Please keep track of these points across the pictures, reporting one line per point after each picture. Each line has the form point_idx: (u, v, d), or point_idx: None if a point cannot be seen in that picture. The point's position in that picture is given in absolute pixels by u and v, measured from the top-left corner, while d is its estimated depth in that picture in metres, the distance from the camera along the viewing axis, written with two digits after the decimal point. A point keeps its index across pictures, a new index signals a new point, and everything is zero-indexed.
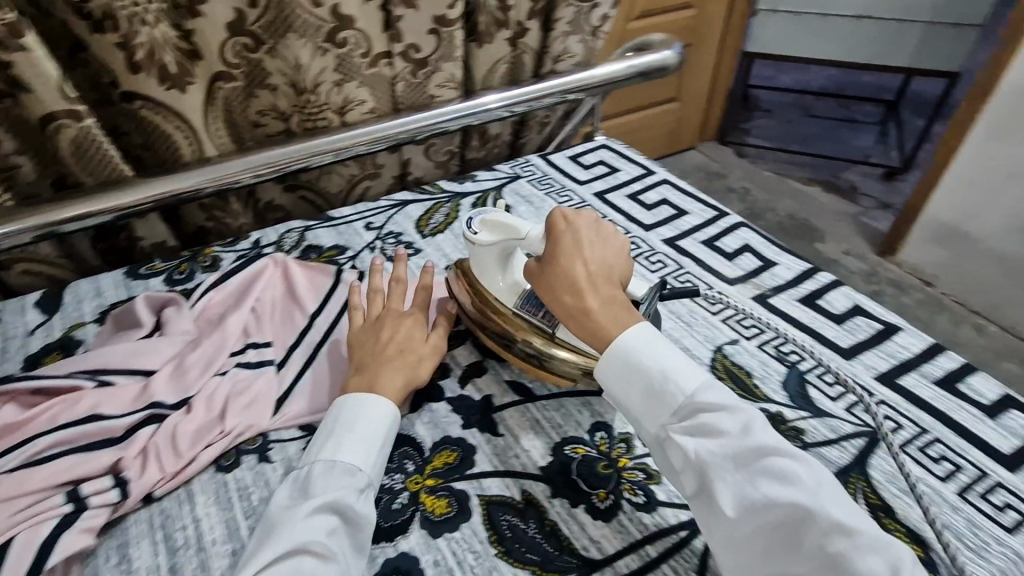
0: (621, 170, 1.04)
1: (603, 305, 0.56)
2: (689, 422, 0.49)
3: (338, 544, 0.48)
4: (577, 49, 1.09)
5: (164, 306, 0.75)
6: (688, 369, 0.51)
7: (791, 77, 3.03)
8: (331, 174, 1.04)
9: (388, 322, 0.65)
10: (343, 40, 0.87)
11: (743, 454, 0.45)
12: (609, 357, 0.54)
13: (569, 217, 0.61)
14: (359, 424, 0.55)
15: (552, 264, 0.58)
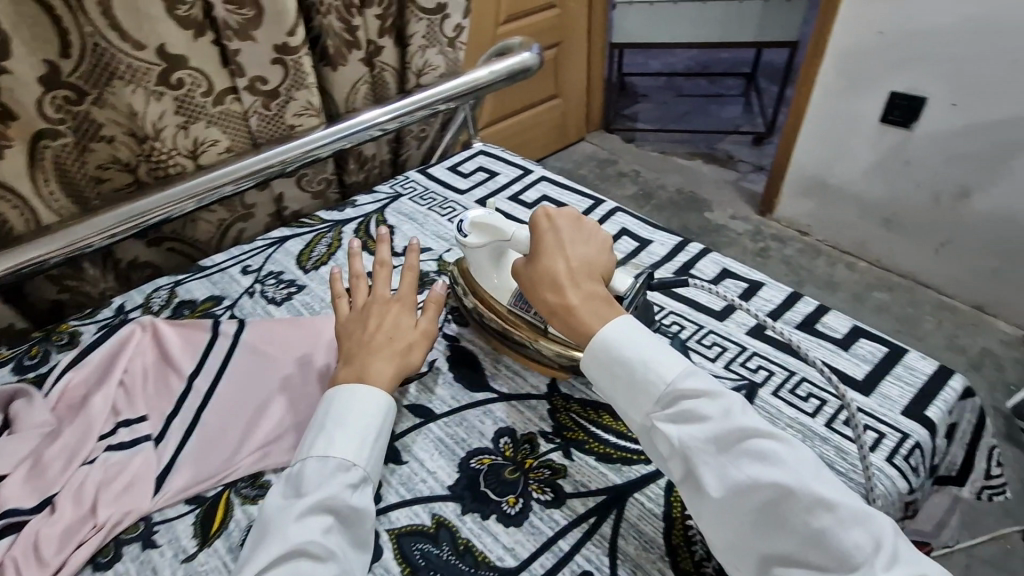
0: (500, 174, 1.05)
1: (586, 299, 0.57)
2: (672, 410, 0.50)
3: (338, 543, 0.48)
4: (437, 61, 1.09)
5: (12, 399, 0.66)
6: (670, 358, 0.52)
7: (660, 62, 3.22)
8: (197, 221, 0.97)
9: (376, 309, 0.65)
10: (179, 81, 0.82)
11: (726, 438, 0.46)
12: (596, 347, 0.54)
13: (552, 215, 0.62)
14: (352, 417, 0.54)
15: (536, 263, 0.60)
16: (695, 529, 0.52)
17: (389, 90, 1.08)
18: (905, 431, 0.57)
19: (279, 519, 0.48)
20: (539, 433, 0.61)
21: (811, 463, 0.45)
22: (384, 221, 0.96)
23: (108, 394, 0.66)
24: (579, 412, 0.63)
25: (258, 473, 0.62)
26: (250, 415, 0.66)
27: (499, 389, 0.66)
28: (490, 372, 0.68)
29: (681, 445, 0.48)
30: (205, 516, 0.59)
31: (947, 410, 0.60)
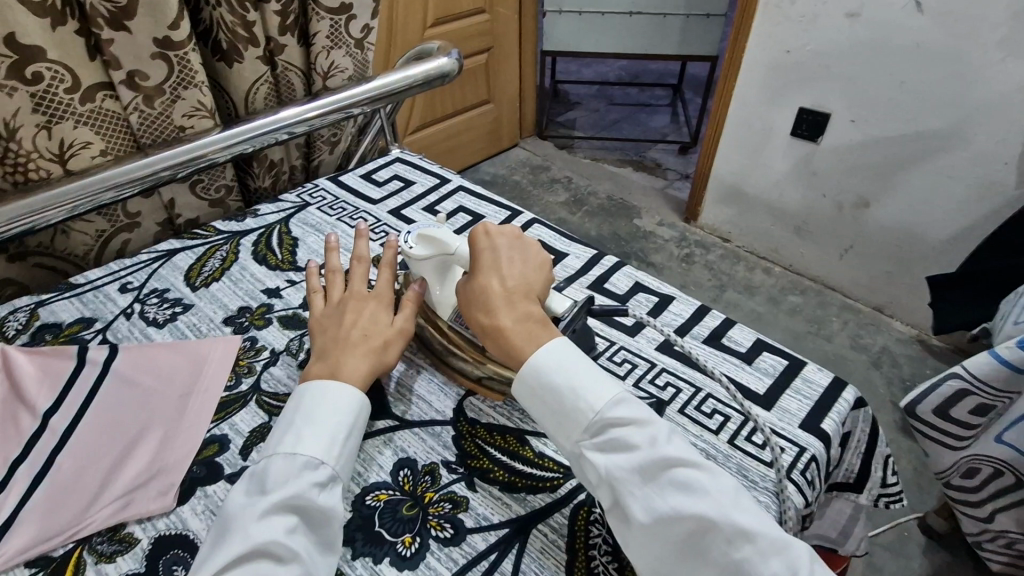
0: (416, 182, 1.01)
1: (518, 319, 0.55)
2: (600, 439, 0.48)
3: (304, 544, 0.46)
4: (347, 63, 1.03)
5: None
6: (600, 383, 0.51)
7: (592, 71, 3.29)
8: (70, 232, 0.86)
9: (353, 304, 0.63)
10: (36, 74, 0.73)
11: (651, 469, 0.45)
12: (529, 368, 0.52)
13: (491, 232, 0.61)
14: (320, 414, 0.52)
15: (471, 282, 0.58)
16: (597, 559, 0.51)
17: (295, 92, 1.02)
18: (801, 445, 0.58)
19: (239, 517, 0.46)
20: (441, 463, 0.58)
21: (733, 492, 0.45)
22: (288, 233, 0.89)
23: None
24: (484, 438, 0.60)
25: (119, 526, 0.54)
26: (112, 456, 0.58)
27: (400, 416, 0.62)
28: (393, 397, 0.64)
29: (608, 475, 0.47)
30: None
31: (840, 422, 0.62)
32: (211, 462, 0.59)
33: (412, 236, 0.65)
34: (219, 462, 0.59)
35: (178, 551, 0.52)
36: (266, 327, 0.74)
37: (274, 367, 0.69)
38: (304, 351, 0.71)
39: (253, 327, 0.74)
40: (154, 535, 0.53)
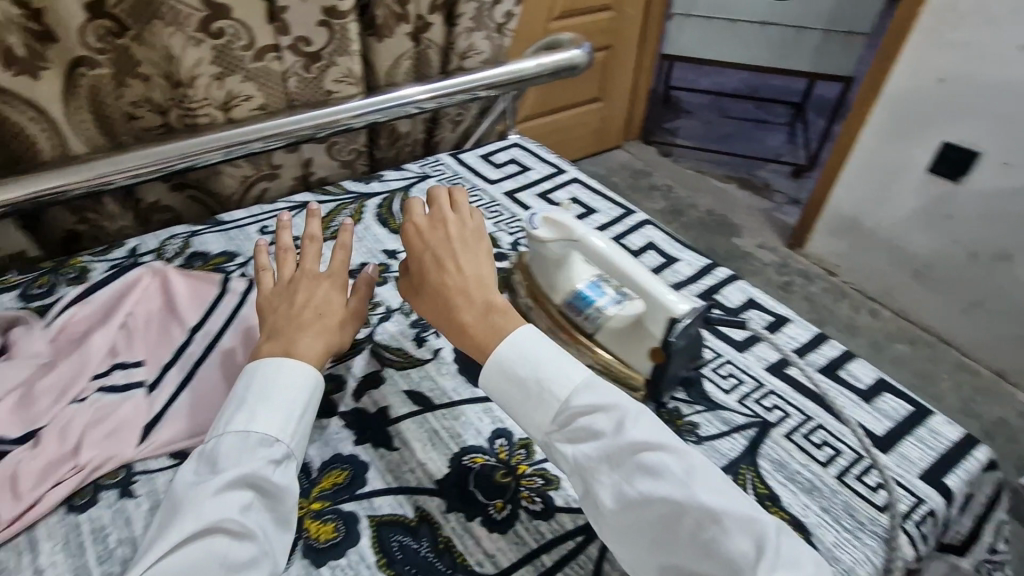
0: (532, 169, 1.02)
1: (474, 307, 0.56)
2: (567, 428, 0.49)
3: (259, 521, 0.47)
4: (484, 46, 1.07)
5: (14, 326, 0.67)
6: (562, 371, 0.51)
7: (710, 81, 3.16)
8: (222, 174, 0.94)
9: (304, 284, 0.63)
10: (220, 31, 0.79)
11: (617, 453, 0.46)
12: (489, 368, 0.53)
13: (423, 233, 0.62)
14: (275, 393, 0.51)
15: (425, 276, 0.60)
16: None
17: (432, 69, 1.05)
18: (919, 497, 0.54)
19: (192, 495, 0.46)
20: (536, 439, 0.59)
21: (701, 470, 0.45)
22: (408, 201, 0.93)
23: (102, 336, 0.65)
24: None
25: None
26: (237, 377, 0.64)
27: None
28: None
29: (578, 465, 0.48)
30: None
31: (967, 481, 0.57)
32: (331, 401, 0.62)
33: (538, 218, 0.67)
34: (334, 399, 0.62)
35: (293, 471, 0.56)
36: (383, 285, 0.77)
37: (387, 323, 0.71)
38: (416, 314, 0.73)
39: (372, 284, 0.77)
40: None
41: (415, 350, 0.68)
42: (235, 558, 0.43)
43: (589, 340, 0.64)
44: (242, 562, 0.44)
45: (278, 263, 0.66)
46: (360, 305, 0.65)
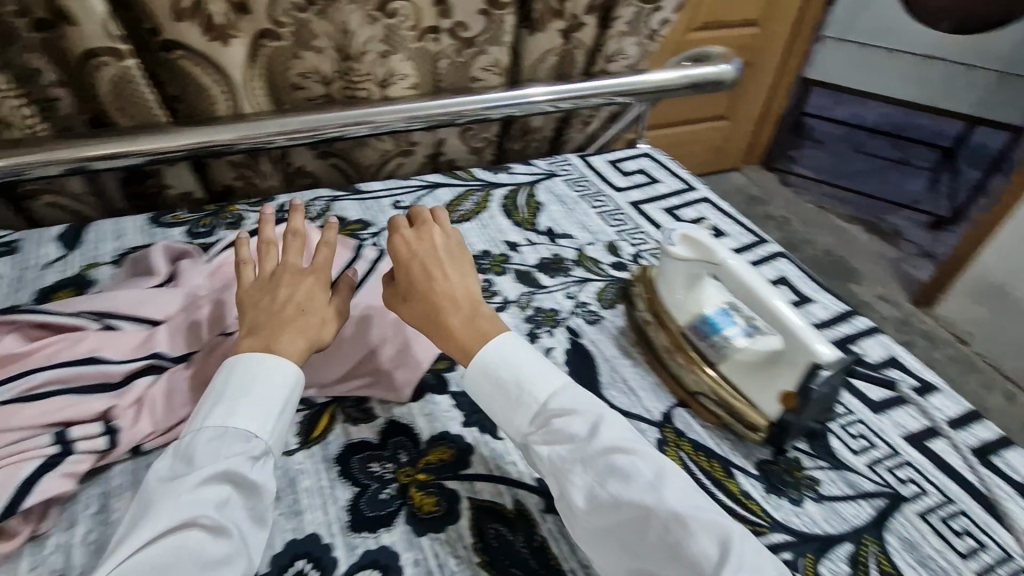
0: (661, 182, 0.99)
1: (460, 315, 0.59)
2: (543, 429, 0.52)
3: (235, 518, 0.46)
4: (632, 51, 1.05)
5: (180, 258, 0.73)
6: (543, 375, 0.55)
7: (847, 111, 2.93)
8: (365, 146, 0.99)
9: (286, 278, 0.60)
10: (395, 10, 0.83)
11: (589, 454, 0.49)
12: (474, 372, 0.56)
13: (410, 244, 0.62)
14: (254, 390, 0.50)
15: (414, 284, 0.60)
16: None
17: (574, 70, 1.05)
18: None
19: (165, 491, 0.45)
20: None
21: (672, 475, 0.48)
22: (534, 196, 0.93)
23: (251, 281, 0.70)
24: (689, 455, 0.58)
25: (363, 399, 0.62)
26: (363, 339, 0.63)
27: (609, 399, 0.63)
28: (605, 379, 0.65)
29: (555, 465, 0.50)
30: (309, 421, 0.59)
31: None
32: (441, 375, 0.65)
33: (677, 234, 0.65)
34: (446, 376, 0.64)
35: (401, 439, 0.58)
36: (502, 275, 0.78)
37: (503, 314, 0.72)
38: (532, 308, 0.74)
39: (491, 272, 0.79)
40: (388, 418, 0.60)
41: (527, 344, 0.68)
42: (210, 554, 0.42)
43: (710, 369, 0.61)
44: (218, 557, 0.43)
45: (260, 256, 0.62)
46: (339, 303, 0.61)
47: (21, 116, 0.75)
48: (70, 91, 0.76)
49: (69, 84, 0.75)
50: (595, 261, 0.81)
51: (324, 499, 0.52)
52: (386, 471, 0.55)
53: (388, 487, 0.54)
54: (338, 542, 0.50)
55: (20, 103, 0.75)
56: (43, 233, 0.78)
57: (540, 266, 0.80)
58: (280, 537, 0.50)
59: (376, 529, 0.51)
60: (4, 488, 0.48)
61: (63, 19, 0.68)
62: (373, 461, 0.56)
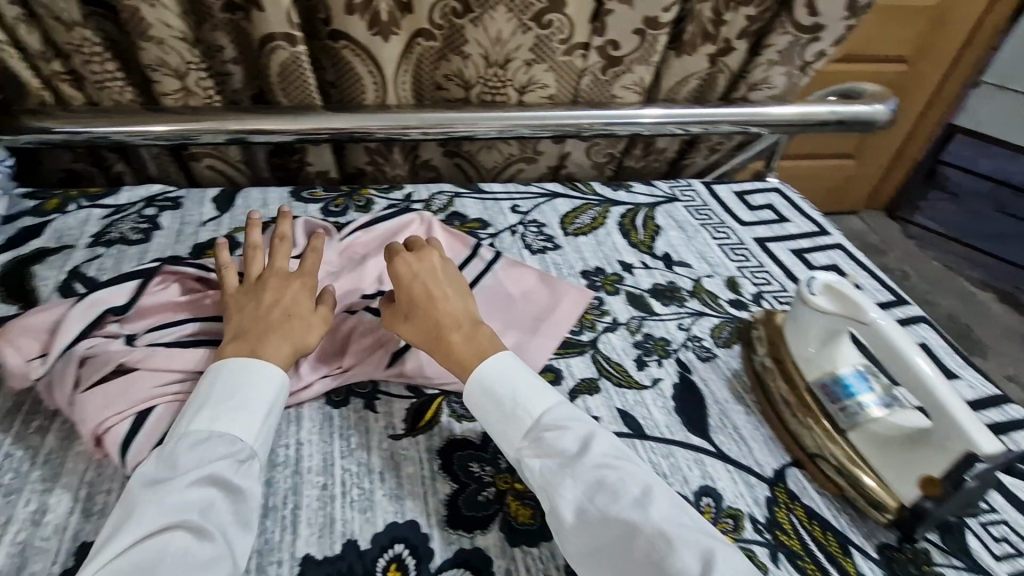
0: (791, 222, 0.95)
1: (459, 330, 0.59)
2: (535, 442, 0.52)
3: (222, 519, 0.45)
4: (778, 81, 1.01)
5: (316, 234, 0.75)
6: (536, 392, 0.55)
7: (993, 165, 2.63)
8: (491, 149, 1.02)
9: (273, 284, 0.60)
10: (549, 22, 0.84)
11: (579, 466, 0.49)
12: (472, 388, 0.56)
13: (412, 261, 0.62)
14: (240, 391, 0.51)
15: (412, 298, 0.60)
16: None
17: (714, 94, 1.02)
18: None
19: (148, 495, 0.45)
20: (747, 515, 0.54)
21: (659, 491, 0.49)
22: (653, 219, 0.91)
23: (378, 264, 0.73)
24: (801, 520, 0.55)
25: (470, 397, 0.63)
26: None
27: (718, 444, 0.60)
28: (714, 422, 0.62)
29: (546, 480, 0.50)
30: (419, 407, 0.61)
31: None
32: None
33: (818, 283, 0.61)
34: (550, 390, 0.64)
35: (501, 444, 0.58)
36: (614, 295, 0.77)
37: (612, 335, 0.71)
38: (641, 334, 0.71)
39: (604, 290, 0.78)
40: None
41: (634, 371, 0.66)
42: (194, 554, 0.42)
43: (836, 433, 0.58)
44: (201, 559, 0.42)
45: (246, 260, 0.63)
46: (327, 311, 0.61)
47: (203, 87, 0.83)
48: (243, 67, 0.84)
49: (241, 62, 0.83)
50: (712, 295, 0.78)
51: (425, 489, 0.54)
52: (486, 473, 0.56)
53: (486, 491, 0.54)
54: (436, 533, 0.51)
55: (203, 76, 0.82)
56: (204, 193, 0.85)
57: (654, 291, 0.78)
58: (382, 517, 0.51)
59: (473, 530, 0.51)
60: (163, 423, 0.53)
61: (254, 5, 0.74)
62: (473, 462, 0.57)
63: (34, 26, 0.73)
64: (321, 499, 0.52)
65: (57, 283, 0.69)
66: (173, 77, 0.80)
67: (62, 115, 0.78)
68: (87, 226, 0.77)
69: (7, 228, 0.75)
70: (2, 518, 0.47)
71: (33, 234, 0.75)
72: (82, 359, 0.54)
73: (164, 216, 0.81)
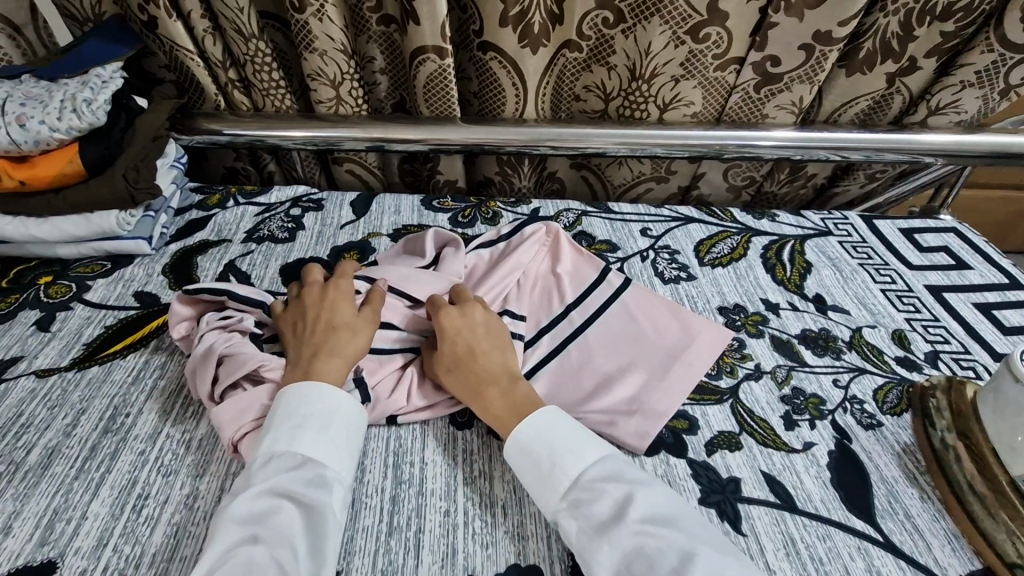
0: (972, 269, 0.82)
1: (495, 381, 0.56)
2: (572, 504, 0.47)
3: (294, 531, 0.44)
4: (971, 106, 0.87)
5: (444, 245, 0.74)
6: (574, 449, 0.50)
7: None
8: (621, 165, 0.96)
9: (311, 298, 0.60)
10: (706, 36, 0.79)
11: (614, 533, 0.43)
12: (511, 447, 0.52)
13: (451, 314, 0.59)
14: (299, 408, 0.51)
15: (445, 347, 0.58)
16: None
17: (885, 116, 0.92)
18: None
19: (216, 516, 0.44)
20: None
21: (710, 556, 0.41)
22: (802, 253, 0.83)
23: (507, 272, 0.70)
24: None
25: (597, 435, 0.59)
26: (600, 374, 0.63)
27: (887, 533, 0.51)
28: (881, 505, 0.54)
29: (584, 550, 0.44)
30: None
31: None
32: (679, 436, 0.58)
33: None
34: (686, 440, 0.58)
35: None
36: (757, 338, 0.69)
37: (755, 383, 0.64)
38: (790, 387, 0.64)
39: (745, 331, 0.70)
40: None
41: (782, 430, 0.59)
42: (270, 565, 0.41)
43: None
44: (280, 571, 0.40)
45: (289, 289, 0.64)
46: (371, 311, 0.60)
47: (353, 97, 0.86)
48: (389, 77, 0.88)
49: (389, 72, 0.87)
50: (875, 349, 0.69)
51: (549, 532, 0.50)
52: None
53: None
54: None
55: (355, 85, 0.85)
56: (343, 197, 0.89)
57: (804, 338, 0.70)
58: (504, 557, 0.48)
59: None
60: None
61: (412, 19, 0.75)
62: None
63: (218, 38, 0.80)
64: (444, 526, 0.50)
65: (216, 275, 0.74)
66: (329, 86, 0.83)
67: (232, 119, 0.84)
68: (243, 222, 0.83)
69: (178, 220, 0.83)
70: (160, 498, 0.51)
71: (198, 227, 0.82)
72: (221, 357, 0.57)
73: (307, 216, 0.85)
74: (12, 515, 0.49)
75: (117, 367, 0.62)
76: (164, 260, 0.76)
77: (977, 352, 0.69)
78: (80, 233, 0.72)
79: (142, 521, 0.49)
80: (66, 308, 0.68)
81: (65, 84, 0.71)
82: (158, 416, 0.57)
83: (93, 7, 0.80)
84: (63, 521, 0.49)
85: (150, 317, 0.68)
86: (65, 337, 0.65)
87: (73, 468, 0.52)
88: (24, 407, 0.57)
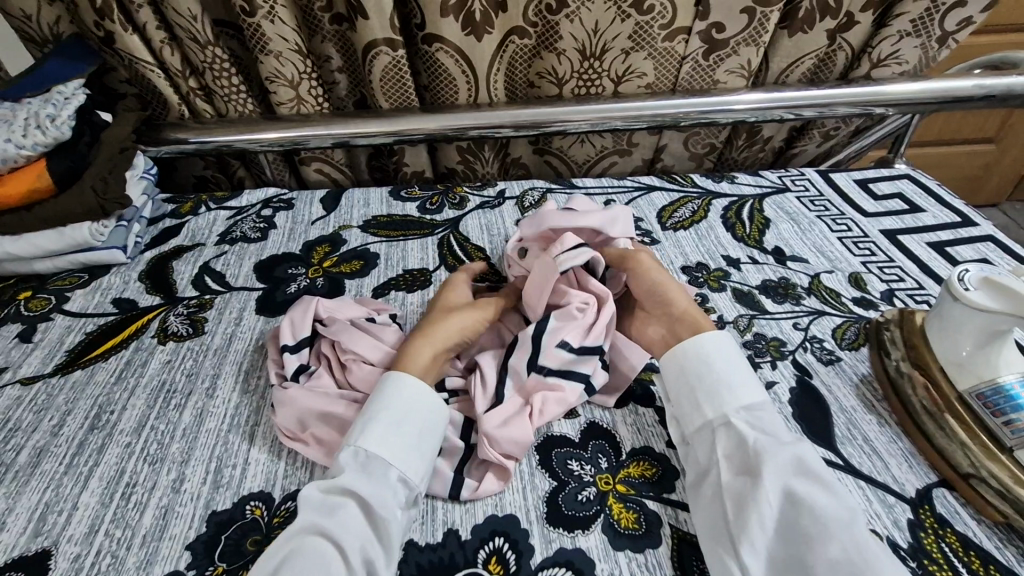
0: (926, 212, 0.85)
1: (687, 320, 0.60)
2: (750, 417, 0.52)
3: (360, 533, 0.45)
4: (909, 55, 0.91)
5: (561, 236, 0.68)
6: (754, 385, 0.55)
7: None
8: (584, 143, 0.99)
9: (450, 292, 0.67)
10: (650, 7, 0.81)
11: (794, 450, 0.49)
12: (682, 355, 0.58)
13: (666, 292, 0.63)
14: (389, 402, 0.53)
15: (641, 287, 0.65)
16: None
17: (832, 73, 0.95)
18: None
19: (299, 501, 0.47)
20: (886, 539, 0.48)
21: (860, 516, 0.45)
22: (761, 211, 0.85)
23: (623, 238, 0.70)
24: (955, 549, 0.47)
25: None
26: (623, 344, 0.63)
27: (846, 457, 0.54)
28: (841, 432, 0.56)
29: (756, 448, 0.49)
30: None
31: None
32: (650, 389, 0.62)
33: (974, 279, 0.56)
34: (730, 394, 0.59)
35: (603, 444, 0.56)
36: (719, 292, 0.72)
37: None
38: (752, 333, 0.66)
39: (707, 286, 0.73)
40: (590, 418, 0.58)
41: None
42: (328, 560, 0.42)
43: (999, 451, 0.50)
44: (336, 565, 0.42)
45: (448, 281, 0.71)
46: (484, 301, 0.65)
47: (313, 95, 0.88)
48: (347, 75, 0.90)
49: (347, 71, 0.90)
50: (832, 292, 0.71)
51: (524, 483, 0.52)
52: (586, 473, 0.53)
53: (586, 490, 0.52)
54: (535, 529, 0.49)
55: (314, 84, 0.87)
56: (312, 195, 0.91)
57: (764, 288, 0.72)
58: (482, 510, 0.51)
59: (574, 529, 0.49)
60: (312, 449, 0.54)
61: (359, 13, 0.77)
62: (572, 460, 0.55)
63: (175, 48, 0.82)
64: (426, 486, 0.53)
65: (191, 277, 0.76)
66: (288, 87, 0.86)
67: (196, 127, 0.86)
68: (215, 226, 0.85)
69: (151, 229, 0.85)
70: (147, 485, 0.52)
71: (172, 234, 0.84)
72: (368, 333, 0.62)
73: (278, 216, 0.87)
74: (6, 512, 0.51)
75: (99, 368, 0.63)
76: (139, 267, 0.78)
77: (930, 286, 0.72)
78: (54, 247, 0.74)
79: (132, 506, 0.51)
80: (47, 319, 0.70)
81: (28, 103, 0.73)
82: (141, 410, 0.59)
83: (51, 27, 0.81)
84: (55, 513, 0.50)
85: (129, 321, 0.69)
86: (46, 346, 0.66)
87: (62, 465, 0.54)
88: (11, 412, 0.59)
